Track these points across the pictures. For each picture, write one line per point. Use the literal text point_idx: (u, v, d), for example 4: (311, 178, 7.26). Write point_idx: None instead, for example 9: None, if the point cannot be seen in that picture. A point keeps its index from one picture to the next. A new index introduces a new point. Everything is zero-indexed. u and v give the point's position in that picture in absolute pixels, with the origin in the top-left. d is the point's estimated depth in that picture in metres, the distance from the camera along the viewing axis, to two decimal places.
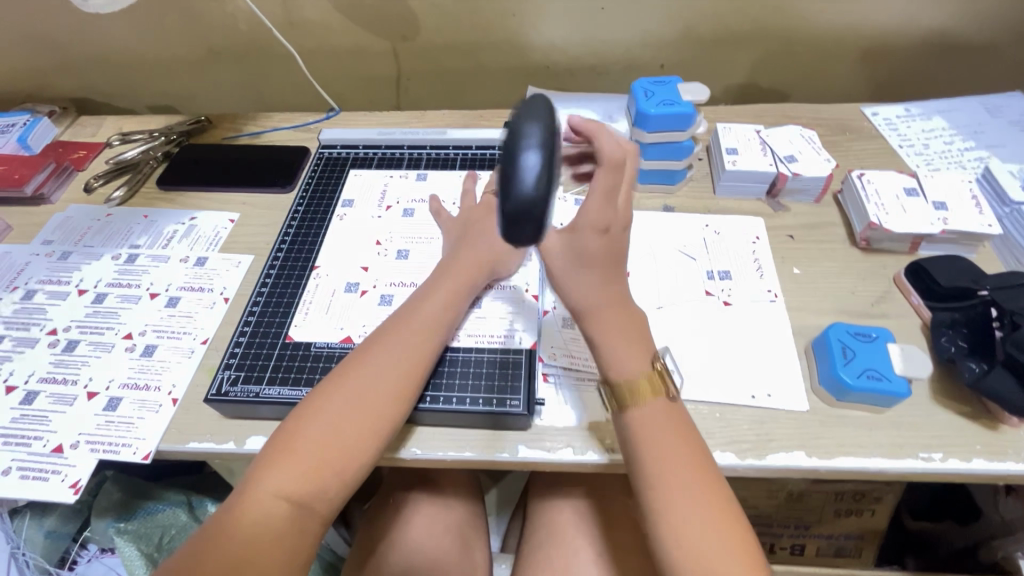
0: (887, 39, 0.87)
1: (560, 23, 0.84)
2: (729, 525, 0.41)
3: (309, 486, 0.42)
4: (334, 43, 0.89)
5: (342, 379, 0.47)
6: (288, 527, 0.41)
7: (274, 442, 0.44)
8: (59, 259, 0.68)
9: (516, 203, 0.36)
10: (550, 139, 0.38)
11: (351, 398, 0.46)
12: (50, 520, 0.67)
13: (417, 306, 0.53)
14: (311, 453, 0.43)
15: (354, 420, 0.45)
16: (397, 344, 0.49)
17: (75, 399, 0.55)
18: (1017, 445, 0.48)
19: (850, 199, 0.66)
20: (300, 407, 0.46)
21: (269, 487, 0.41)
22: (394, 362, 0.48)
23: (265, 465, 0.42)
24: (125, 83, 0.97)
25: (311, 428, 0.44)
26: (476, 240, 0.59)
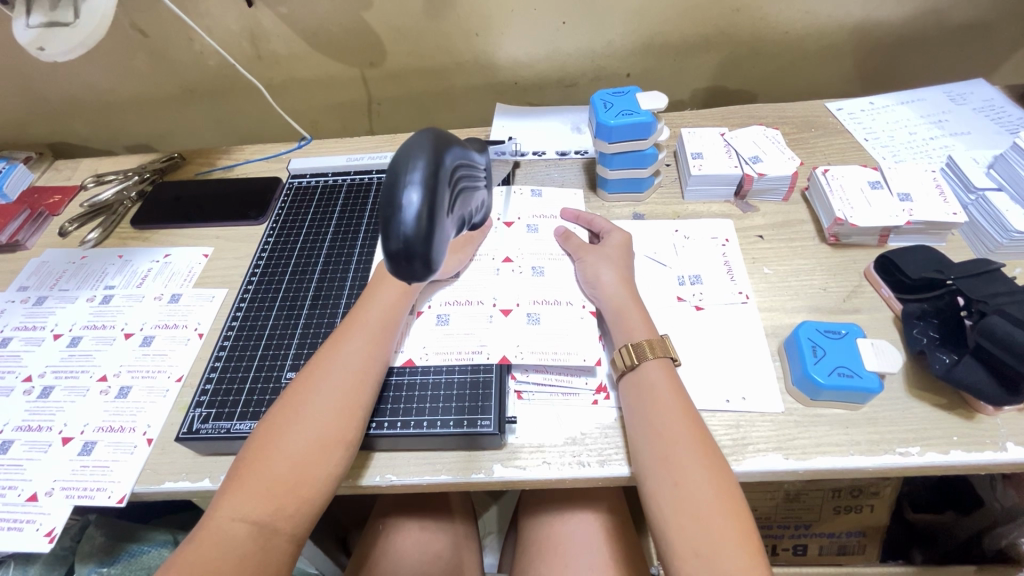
0: (850, 34, 0.87)
1: (524, 40, 0.85)
2: (727, 505, 0.42)
3: (271, 503, 0.42)
4: (303, 73, 0.90)
5: (296, 395, 0.47)
6: (252, 548, 0.40)
7: (236, 466, 0.44)
8: (34, 305, 0.68)
9: (394, 242, 0.36)
10: (433, 177, 0.37)
11: (304, 413, 0.46)
12: (34, 567, 0.65)
13: (360, 318, 0.53)
14: (268, 470, 0.43)
15: (308, 430, 0.45)
16: (347, 356, 0.50)
17: (50, 446, 0.55)
18: (994, 434, 0.48)
19: (817, 196, 0.67)
20: (259, 428, 0.46)
21: (229, 510, 0.41)
22: (344, 371, 0.48)
23: (227, 492, 0.42)
24: (100, 125, 0.98)
25: (267, 450, 0.44)
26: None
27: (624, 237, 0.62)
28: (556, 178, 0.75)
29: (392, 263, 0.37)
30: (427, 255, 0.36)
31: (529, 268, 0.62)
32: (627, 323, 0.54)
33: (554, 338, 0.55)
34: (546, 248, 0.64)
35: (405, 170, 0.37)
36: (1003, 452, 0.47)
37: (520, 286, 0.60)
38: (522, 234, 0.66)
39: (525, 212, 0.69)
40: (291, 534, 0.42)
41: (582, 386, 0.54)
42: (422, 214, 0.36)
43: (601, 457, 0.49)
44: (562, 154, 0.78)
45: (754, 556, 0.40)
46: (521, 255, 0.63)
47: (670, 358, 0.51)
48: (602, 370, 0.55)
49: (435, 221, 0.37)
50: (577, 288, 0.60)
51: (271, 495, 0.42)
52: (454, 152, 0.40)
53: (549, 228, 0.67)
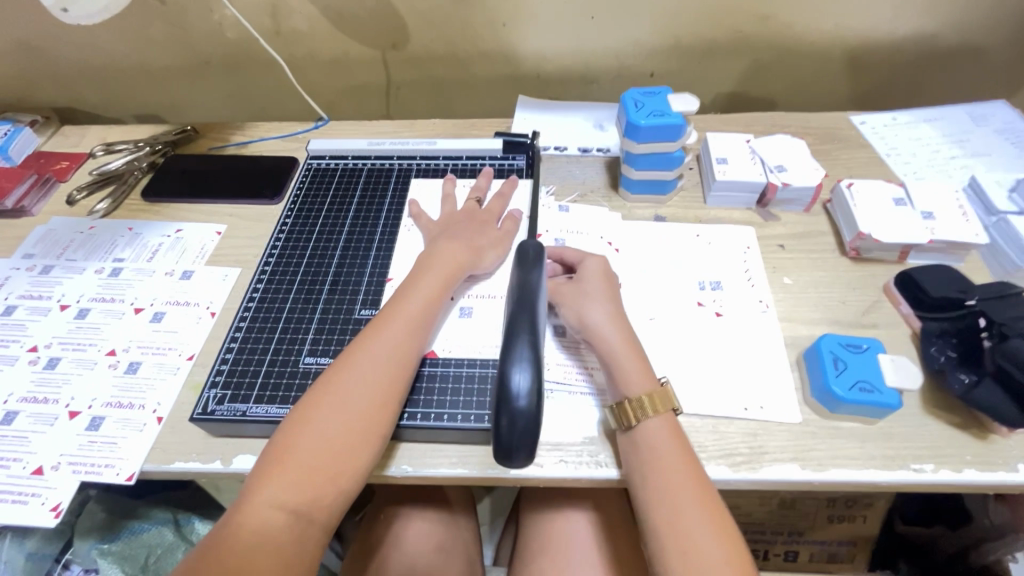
0: (877, 48, 0.87)
1: (550, 33, 0.84)
2: (715, 519, 0.42)
3: (306, 493, 0.41)
4: (322, 51, 0.88)
5: (330, 382, 0.47)
6: (288, 537, 0.40)
7: (267, 453, 0.43)
8: (40, 273, 0.67)
9: (505, 419, 0.42)
10: (537, 356, 0.43)
11: (339, 401, 0.45)
12: (32, 540, 0.64)
13: (397, 306, 0.52)
14: (304, 459, 0.42)
15: (342, 421, 0.44)
16: (383, 345, 0.49)
17: (56, 419, 0.54)
18: (1006, 454, 0.49)
19: (839, 209, 0.67)
20: (291, 413, 0.45)
21: (264, 499, 0.41)
22: (380, 362, 0.48)
23: (260, 478, 0.42)
24: (109, 92, 0.96)
25: (304, 436, 0.43)
26: (451, 241, 0.59)
27: (599, 263, 0.58)
28: (578, 175, 0.74)
29: (503, 446, 0.43)
30: (530, 439, 0.42)
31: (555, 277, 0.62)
32: (621, 369, 0.50)
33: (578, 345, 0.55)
34: None
35: (512, 352, 0.43)
36: (1015, 474, 0.47)
37: None
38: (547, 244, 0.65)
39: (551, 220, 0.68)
40: (324, 523, 0.42)
41: (601, 387, 0.54)
42: (528, 395, 0.42)
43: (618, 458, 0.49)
44: (584, 151, 0.77)
45: (743, 562, 0.41)
46: None
47: (673, 409, 0.48)
48: None
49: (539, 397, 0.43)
50: None
51: (308, 484, 0.42)
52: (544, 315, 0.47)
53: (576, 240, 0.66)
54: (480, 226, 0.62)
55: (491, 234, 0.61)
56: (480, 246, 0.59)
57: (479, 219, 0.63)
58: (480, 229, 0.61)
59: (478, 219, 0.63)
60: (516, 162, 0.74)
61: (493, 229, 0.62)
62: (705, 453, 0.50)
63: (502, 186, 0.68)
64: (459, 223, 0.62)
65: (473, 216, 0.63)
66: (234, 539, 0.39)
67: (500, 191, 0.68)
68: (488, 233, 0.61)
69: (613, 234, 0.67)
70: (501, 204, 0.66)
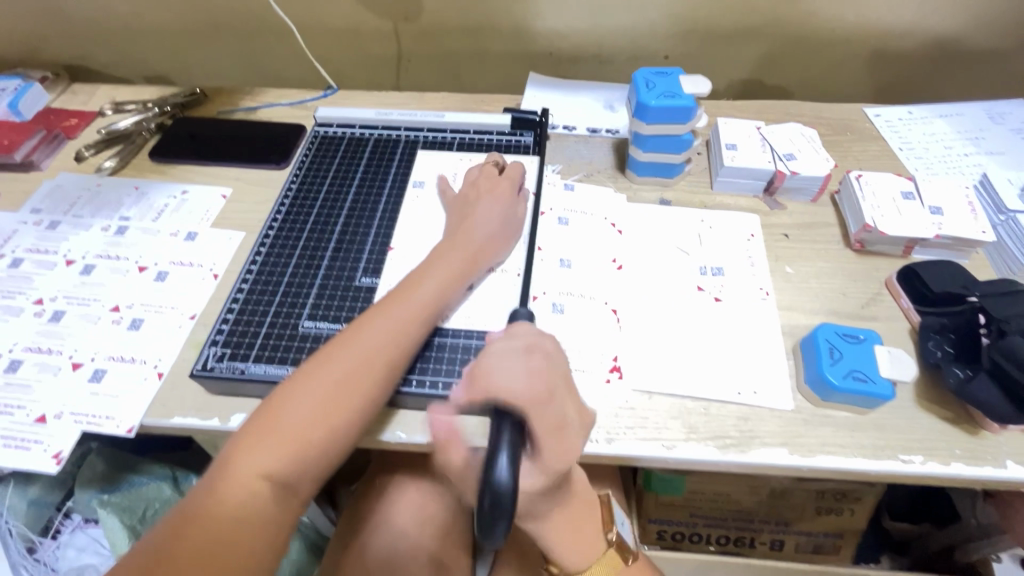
0: (898, 39, 0.85)
1: (565, 10, 0.83)
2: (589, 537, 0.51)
3: (295, 460, 0.42)
4: (334, 19, 0.87)
5: (331, 356, 0.47)
6: (271, 499, 0.40)
7: (259, 414, 0.43)
8: (47, 228, 0.67)
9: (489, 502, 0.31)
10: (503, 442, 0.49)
11: (338, 372, 0.46)
12: (34, 488, 0.66)
13: (408, 290, 0.52)
14: (295, 423, 0.43)
15: (338, 390, 0.45)
16: (388, 323, 0.49)
17: (59, 370, 0.55)
18: (996, 450, 0.49)
19: (847, 201, 0.66)
20: (288, 380, 0.46)
21: (251, 459, 0.41)
22: (384, 343, 0.48)
23: (249, 437, 0.42)
24: (118, 51, 0.95)
25: (298, 404, 0.43)
26: (470, 222, 0.59)
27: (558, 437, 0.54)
28: (585, 155, 0.74)
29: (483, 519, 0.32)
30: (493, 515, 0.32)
31: (558, 259, 0.62)
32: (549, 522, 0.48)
33: (575, 329, 0.56)
34: (576, 241, 0.63)
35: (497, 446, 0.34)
36: (1002, 469, 0.48)
37: (547, 275, 0.60)
38: (552, 224, 0.65)
39: (557, 201, 0.67)
40: (306, 490, 0.43)
41: (595, 365, 0.54)
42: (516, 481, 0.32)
43: (608, 435, 0.50)
44: (593, 131, 0.77)
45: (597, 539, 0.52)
46: (551, 244, 0.63)
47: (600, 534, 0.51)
48: (620, 350, 0.55)
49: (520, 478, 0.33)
50: (601, 282, 0.60)
51: (296, 450, 0.42)
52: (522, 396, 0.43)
53: (580, 221, 0.66)
54: (496, 202, 0.61)
55: (506, 218, 0.61)
56: (495, 232, 0.59)
57: (498, 194, 0.62)
58: (496, 212, 0.61)
59: (496, 199, 0.62)
60: (524, 139, 0.73)
61: (509, 213, 0.61)
62: (695, 434, 0.50)
63: (515, 164, 0.66)
64: (478, 198, 0.62)
65: (492, 188, 0.63)
66: (220, 495, 0.39)
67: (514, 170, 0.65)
68: (502, 217, 0.61)
69: (619, 218, 0.66)
70: (516, 172, 0.65)
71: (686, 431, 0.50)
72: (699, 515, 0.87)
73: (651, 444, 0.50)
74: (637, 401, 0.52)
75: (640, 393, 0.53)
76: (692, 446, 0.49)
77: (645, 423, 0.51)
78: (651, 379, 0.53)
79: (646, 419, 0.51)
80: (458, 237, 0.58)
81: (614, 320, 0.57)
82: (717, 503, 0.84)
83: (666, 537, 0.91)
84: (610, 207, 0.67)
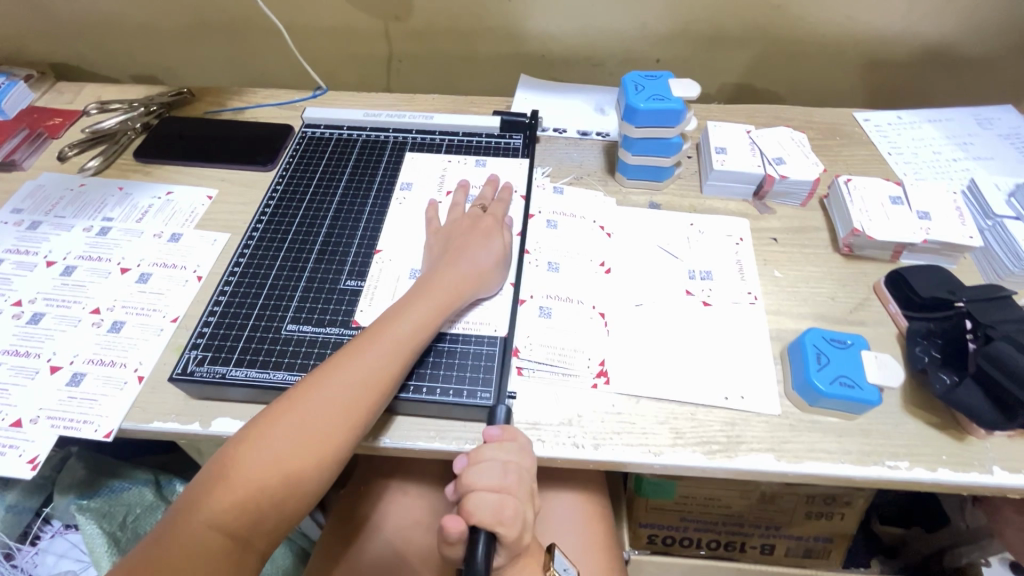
0: (887, 44, 0.85)
1: (555, 12, 0.82)
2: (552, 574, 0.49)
3: (248, 515, 0.40)
4: (324, 19, 0.87)
5: (297, 401, 0.44)
6: (218, 560, 0.39)
7: (216, 462, 0.42)
8: (28, 229, 0.66)
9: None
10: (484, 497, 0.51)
11: (300, 425, 0.43)
12: (12, 494, 0.65)
13: (384, 328, 0.49)
14: (247, 480, 0.41)
15: (299, 446, 0.42)
16: (360, 369, 0.46)
17: (37, 373, 0.54)
18: (982, 456, 0.49)
19: (836, 205, 0.66)
20: (250, 424, 0.43)
21: (201, 515, 0.39)
22: (352, 389, 0.45)
23: (203, 487, 0.41)
24: (105, 50, 0.94)
25: (257, 455, 0.41)
26: (454, 260, 0.55)
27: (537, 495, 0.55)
28: (575, 158, 0.74)
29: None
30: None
31: (546, 263, 0.61)
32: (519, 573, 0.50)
33: (562, 333, 0.56)
34: (565, 244, 0.63)
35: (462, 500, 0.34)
36: (989, 475, 0.48)
37: (535, 279, 0.60)
38: (541, 227, 0.64)
39: (546, 204, 0.67)
40: (257, 548, 0.41)
41: (581, 369, 0.54)
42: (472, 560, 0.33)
43: (594, 440, 0.50)
44: (583, 134, 0.76)
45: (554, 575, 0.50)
46: (539, 248, 0.62)
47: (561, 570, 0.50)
48: (607, 354, 0.55)
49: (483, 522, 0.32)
50: (589, 286, 0.60)
51: (247, 508, 0.40)
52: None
53: (569, 224, 0.65)
54: (483, 239, 0.58)
55: (493, 248, 0.57)
56: (480, 264, 0.56)
57: (486, 226, 0.59)
58: (483, 241, 0.57)
59: (482, 229, 0.59)
60: (513, 142, 0.73)
61: (497, 241, 0.58)
62: (682, 440, 0.50)
63: (502, 189, 0.65)
64: (463, 235, 0.58)
65: (477, 223, 0.59)
66: (169, 549, 0.38)
67: (500, 197, 0.64)
68: (490, 246, 0.57)
69: (609, 222, 0.66)
70: (501, 211, 0.62)
71: (673, 436, 0.50)
72: (690, 519, 0.87)
73: (637, 450, 0.49)
74: (624, 406, 0.52)
75: (627, 399, 0.52)
76: (679, 451, 0.49)
77: (631, 428, 0.50)
78: (638, 384, 0.53)
79: (633, 425, 0.51)
80: (442, 268, 0.55)
81: (601, 325, 0.57)
82: (708, 508, 0.84)
83: (656, 541, 0.90)
84: (600, 210, 0.67)
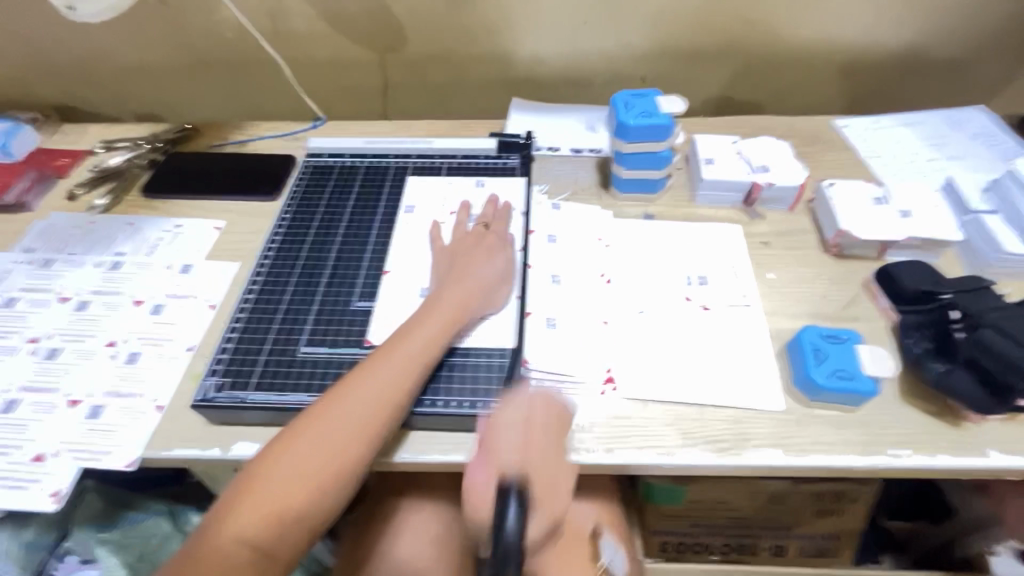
0: (859, 54, 0.90)
1: (543, 38, 0.87)
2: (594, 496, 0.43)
3: (273, 528, 0.41)
4: (321, 53, 0.90)
5: (316, 416, 0.46)
6: (248, 574, 0.40)
7: (242, 478, 0.43)
8: (40, 267, 0.67)
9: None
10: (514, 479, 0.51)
11: (322, 436, 0.45)
12: (30, 531, 0.65)
13: (397, 343, 0.51)
14: (273, 492, 0.42)
15: (322, 458, 0.44)
16: (377, 381, 0.48)
17: (57, 407, 0.55)
18: (978, 440, 0.51)
19: (821, 208, 0.69)
20: (273, 440, 0.45)
21: (230, 530, 0.41)
22: (369, 403, 0.47)
23: (230, 502, 0.42)
24: (107, 92, 0.97)
25: (281, 469, 0.43)
26: (461, 277, 0.57)
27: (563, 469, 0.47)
28: (570, 174, 0.76)
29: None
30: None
31: (549, 276, 0.63)
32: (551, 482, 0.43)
33: (569, 343, 0.58)
34: (567, 259, 0.65)
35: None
36: (985, 458, 0.50)
37: (540, 292, 0.62)
38: (542, 243, 0.67)
39: (545, 220, 0.69)
40: (284, 561, 0.42)
41: (590, 377, 0.55)
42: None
43: (606, 444, 0.51)
44: (576, 152, 0.79)
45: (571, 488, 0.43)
46: (542, 263, 0.65)
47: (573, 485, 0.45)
48: (614, 362, 0.57)
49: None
50: (592, 297, 0.62)
51: (273, 520, 0.41)
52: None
53: (568, 239, 0.68)
54: (487, 256, 0.60)
55: (496, 262, 0.60)
56: (484, 278, 0.58)
57: (489, 244, 0.61)
58: (486, 256, 0.60)
59: (485, 245, 0.61)
60: (510, 161, 0.76)
61: (499, 256, 0.60)
62: (690, 439, 0.52)
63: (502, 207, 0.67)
64: (467, 252, 0.60)
65: (480, 241, 0.62)
66: (198, 564, 0.39)
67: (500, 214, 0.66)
68: (493, 261, 0.60)
69: (607, 234, 0.69)
70: (502, 228, 0.64)
71: (681, 436, 0.52)
72: (700, 525, 0.87)
73: (648, 451, 0.51)
74: (632, 409, 0.54)
75: (635, 403, 0.54)
76: (687, 450, 0.51)
77: (641, 430, 0.52)
78: (644, 387, 0.55)
79: (643, 428, 0.52)
80: (449, 284, 0.57)
81: (606, 333, 0.59)
82: (718, 512, 0.85)
83: (669, 549, 0.90)
84: (599, 226, 0.69)
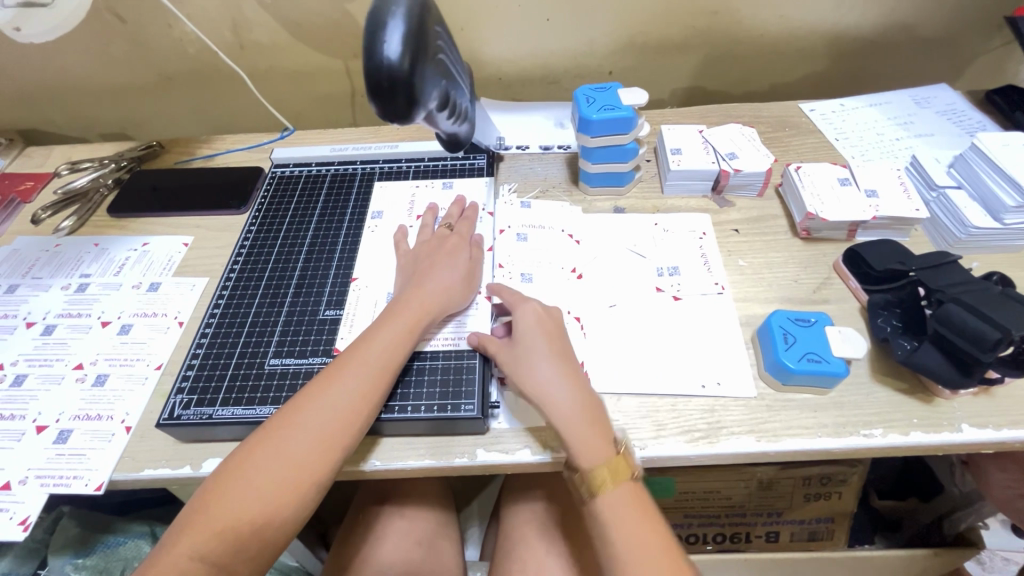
0: (825, 38, 0.90)
1: (508, 37, 0.86)
2: None
3: (228, 544, 0.41)
4: (285, 63, 0.89)
5: (275, 429, 0.45)
6: None
7: (201, 493, 0.43)
8: (5, 292, 0.67)
9: (383, 77, 0.49)
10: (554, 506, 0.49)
11: (277, 451, 0.44)
12: (6, 560, 0.65)
13: (358, 351, 0.50)
14: (229, 508, 0.42)
15: (279, 473, 0.43)
16: (335, 392, 0.47)
17: (23, 434, 0.54)
18: (950, 415, 0.51)
19: (790, 192, 0.69)
20: (233, 454, 0.45)
21: (187, 545, 0.41)
22: (328, 414, 0.46)
23: (187, 518, 0.42)
24: (72, 112, 0.96)
25: (237, 484, 0.42)
26: (424, 279, 0.57)
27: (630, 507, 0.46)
28: (539, 172, 0.76)
29: (377, 95, 0.50)
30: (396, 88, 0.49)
31: (519, 274, 0.63)
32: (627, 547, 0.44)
33: None
34: (537, 256, 0.65)
35: (386, 17, 0.49)
36: (958, 433, 0.49)
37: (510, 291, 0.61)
38: (511, 242, 0.66)
39: (515, 218, 0.69)
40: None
41: None
42: (400, 58, 0.49)
43: None
44: (545, 148, 0.79)
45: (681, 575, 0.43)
46: (511, 261, 0.64)
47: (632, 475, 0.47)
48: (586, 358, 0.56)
49: (414, 64, 0.50)
50: (563, 294, 0.61)
51: (229, 536, 0.41)
52: (460, 66, 0.63)
53: (539, 237, 0.67)
54: (451, 258, 0.60)
55: (459, 263, 0.59)
56: (449, 279, 0.57)
57: (454, 245, 0.61)
58: (450, 257, 0.59)
59: (449, 247, 0.61)
60: (478, 162, 0.76)
61: (463, 255, 0.60)
62: (665, 431, 0.51)
63: (468, 209, 0.68)
64: (431, 254, 0.60)
65: (444, 242, 0.61)
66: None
67: (466, 216, 0.67)
68: (456, 262, 0.59)
69: (578, 230, 0.68)
70: (467, 229, 0.64)
71: (655, 428, 0.51)
72: (693, 515, 0.88)
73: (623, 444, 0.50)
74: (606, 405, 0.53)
75: (608, 398, 0.54)
76: (662, 442, 0.50)
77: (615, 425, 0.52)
78: (618, 382, 0.55)
79: (617, 424, 0.52)
80: (412, 287, 0.56)
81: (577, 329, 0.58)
82: (708, 501, 0.84)
83: None
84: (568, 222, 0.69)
